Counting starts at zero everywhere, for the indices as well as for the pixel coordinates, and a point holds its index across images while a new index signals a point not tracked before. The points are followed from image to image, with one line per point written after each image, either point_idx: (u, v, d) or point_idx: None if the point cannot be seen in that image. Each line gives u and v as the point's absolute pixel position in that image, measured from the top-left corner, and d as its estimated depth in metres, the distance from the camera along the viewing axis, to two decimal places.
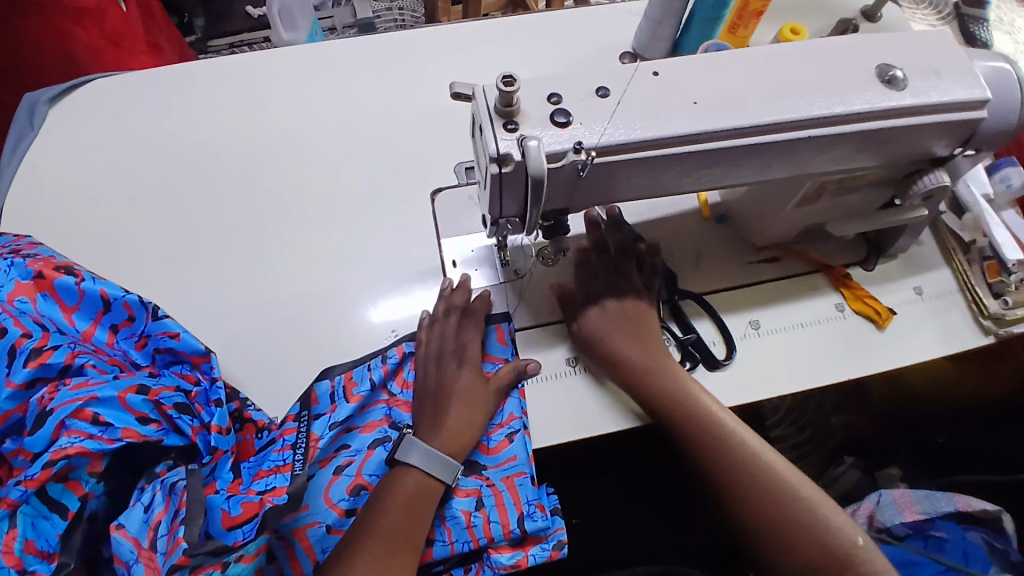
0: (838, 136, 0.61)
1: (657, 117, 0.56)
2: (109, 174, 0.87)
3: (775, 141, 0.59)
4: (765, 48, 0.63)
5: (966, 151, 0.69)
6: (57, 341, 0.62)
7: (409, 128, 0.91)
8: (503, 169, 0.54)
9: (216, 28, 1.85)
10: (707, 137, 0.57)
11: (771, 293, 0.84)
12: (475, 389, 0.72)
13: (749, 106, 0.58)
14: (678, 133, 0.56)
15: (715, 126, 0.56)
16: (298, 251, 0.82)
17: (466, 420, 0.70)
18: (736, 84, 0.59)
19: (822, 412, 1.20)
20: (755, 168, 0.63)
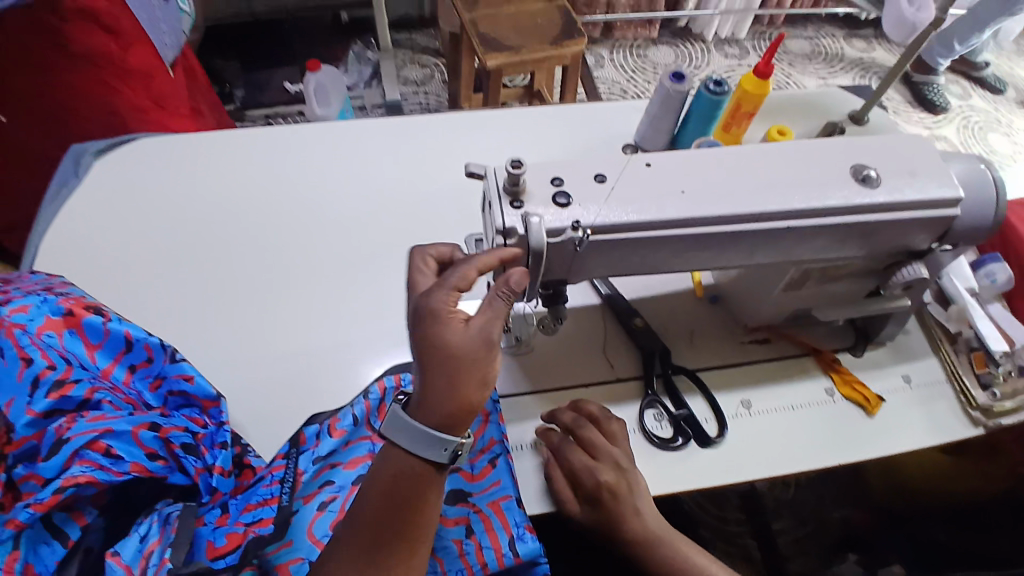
0: (817, 227, 0.66)
1: (650, 201, 0.61)
2: (141, 225, 0.93)
3: (759, 228, 0.65)
4: (750, 147, 0.70)
5: (944, 245, 0.74)
6: (79, 375, 0.64)
7: (425, 200, 0.98)
8: (507, 241, 0.60)
9: (254, 99, 2.00)
10: (694, 223, 0.62)
11: (762, 373, 0.87)
12: (463, 344, 0.54)
13: (734, 196, 0.64)
14: (669, 217, 0.61)
15: (703, 213, 0.62)
16: (312, 306, 0.87)
17: (459, 386, 0.53)
18: (722, 177, 0.65)
19: (823, 507, 1.24)
20: (741, 252, 0.68)
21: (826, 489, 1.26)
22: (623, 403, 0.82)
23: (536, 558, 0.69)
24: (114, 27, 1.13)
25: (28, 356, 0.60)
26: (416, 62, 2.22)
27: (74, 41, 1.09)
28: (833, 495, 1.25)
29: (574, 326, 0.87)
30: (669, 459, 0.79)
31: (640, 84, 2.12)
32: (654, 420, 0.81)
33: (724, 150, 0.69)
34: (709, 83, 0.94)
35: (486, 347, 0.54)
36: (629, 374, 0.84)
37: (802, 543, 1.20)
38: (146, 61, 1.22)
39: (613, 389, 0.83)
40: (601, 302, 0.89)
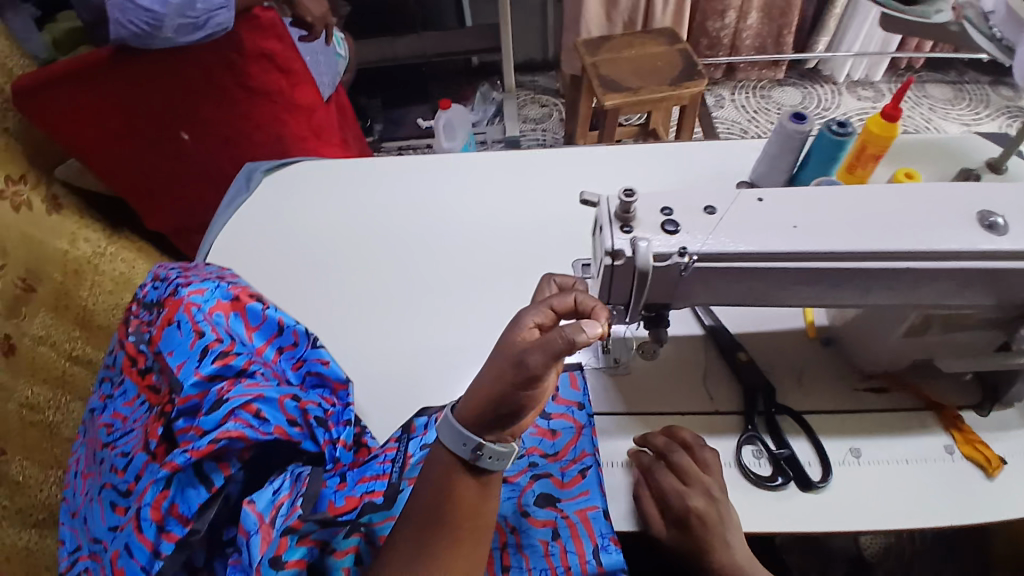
0: (934, 271, 0.65)
1: (757, 234, 0.64)
2: (297, 232, 1.09)
3: (872, 268, 0.65)
4: (869, 186, 0.70)
5: None
6: (239, 350, 0.79)
7: (537, 225, 1.06)
8: (615, 262, 0.64)
9: (392, 133, 2.23)
10: (804, 257, 0.63)
11: (875, 423, 0.83)
12: (505, 355, 0.60)
13: (847, 233, 0.64)
14: (776, 250, 0.63)
15: (811, 248, 0.63)
16: (431, 314, 0.97)
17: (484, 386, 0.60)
18: (833, 215, 0.66)
19: None
20: (850, 291, 0.68)
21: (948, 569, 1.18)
22: (719, 435, 0.82)
23: (619, 571, 0.73)
24: (286, 68, 1.36)
25: (199, 331, 0.78)
26: (537, 101, 2.36)
27: (256, 80, 1.33)
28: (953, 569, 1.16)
29: (676, 354, 0.89)
30: (765, 497, 0.77)
31: (760, 125, 2.10)
32: (752, 457, 0.80)
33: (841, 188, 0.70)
34: (832, 124, 0.95)
35: (512, 367, 0.58)
36: (728, 408, 0.84)
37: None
38: (310, 97, 1.44)
39: (711, 420, 0.83)
40: (704, 334, 0.90)
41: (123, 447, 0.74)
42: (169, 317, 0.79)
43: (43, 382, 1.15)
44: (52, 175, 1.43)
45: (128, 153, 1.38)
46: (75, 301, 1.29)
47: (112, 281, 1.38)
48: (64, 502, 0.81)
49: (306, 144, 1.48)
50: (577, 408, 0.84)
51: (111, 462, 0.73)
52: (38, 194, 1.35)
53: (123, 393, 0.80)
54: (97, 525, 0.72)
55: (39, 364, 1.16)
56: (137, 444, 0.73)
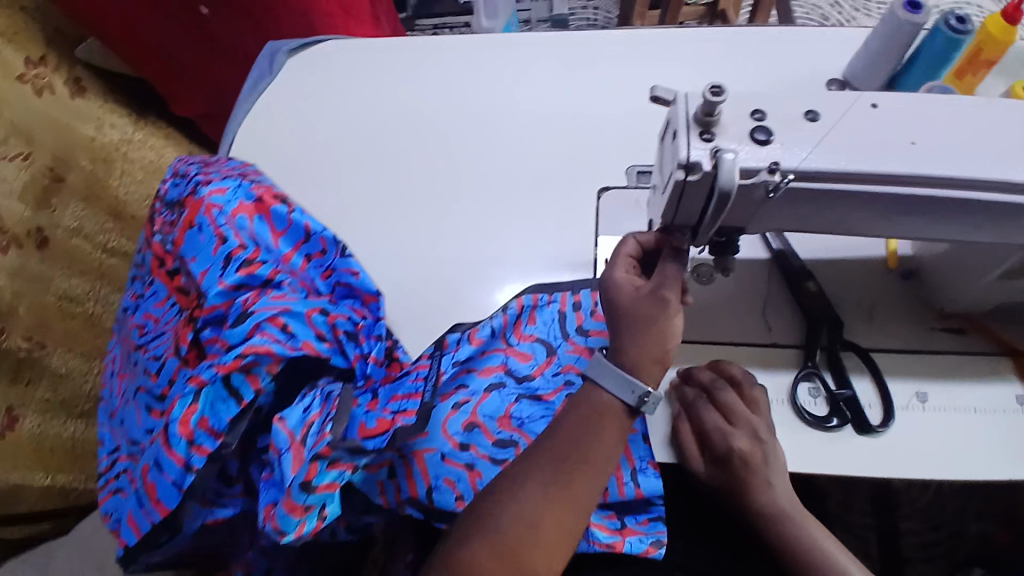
0: None
1: (867, 150, 0.52)
2: (323, 121, 1.00)
3: (998, 201, 0.53)
4: (1009, 98, 0.57)
5: None
6: (265, 257, 0.74)
7: (590, 124, 0.93)
8: (689, 177, 0.53)
9: (427, 9, 2.01)
10: (918, 183, 0.52)
11: (946, 367, 0.75)
12: (634, 303, 0.63)
13: (975, 157, 0.52)
14: (887, 172, 0.52)
15: (931, 170, 0.52)
16: (467, 220, 0.89)
17: (640, 342, 0.62)
18: (965, 133, 0.54)
19: (962, 517, 1.16)
20: (967, 225, 0.57)
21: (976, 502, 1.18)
22: (773, 370, 0.76)
23: (656, 497, 0.72)
24: None
25: (221, 236, 0.72)
26: None
27: None
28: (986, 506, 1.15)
29: (735, 280, 0.80)
30: (816, 438, 0.72)
31: (846, 10, 1.81)
32: (807, 395, 0.74)
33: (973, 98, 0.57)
34: (952, 18, 0.78)
35: (654, 304, 0.62)
36: (787, 342, 0.77)
37: (931, 548, 1.13)
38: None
39: (767, 354, 0.76)
40: (769, 259, 0.81)
41: (156, 350, 0.73)
42: (189, 219, 0.73)
43: (82, 274, 1.18)
44: (74, 57, 1.33)
45: (144, 24, 1.26)
46: (107, 191, 1.26)
47: (142, 169, 1.35)
48: (103, 401, 0.82)
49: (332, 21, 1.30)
50: None
51: (144, 365, 0.73)
52: (61, 76, 1.27)
53: (155, 294, 0.77)
54: (135, 427, 0.72)
55: (76, 255, 1.18)
56: (169, 348, 0.71)
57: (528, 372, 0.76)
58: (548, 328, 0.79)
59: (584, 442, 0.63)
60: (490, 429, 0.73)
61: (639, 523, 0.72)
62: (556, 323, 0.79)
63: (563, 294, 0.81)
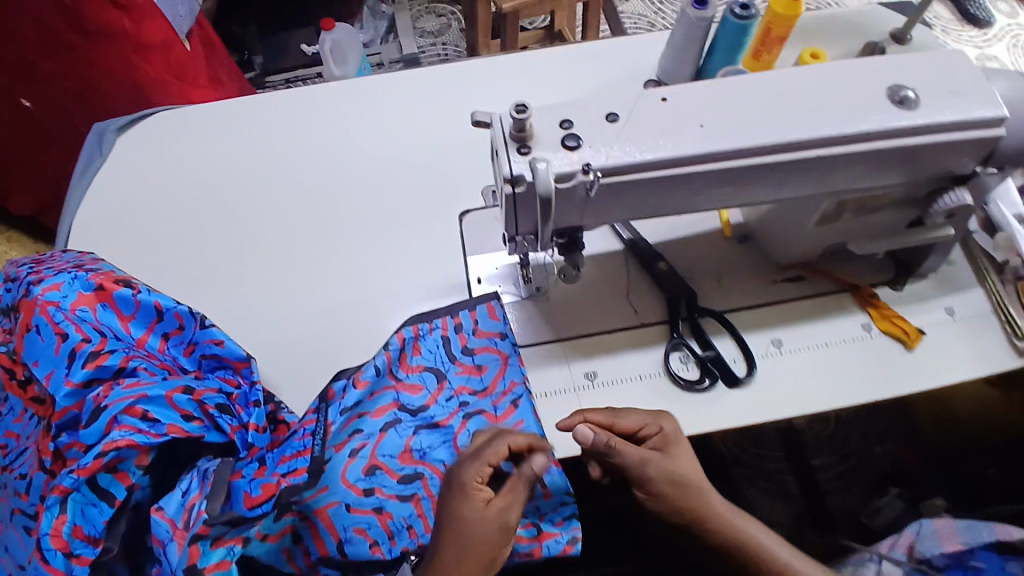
0: (846, 155, 0.63)
1: (665, 138, 0.59)
2: (171, 198, 0.96)
3: (785, 162, 0.62)
4: (777, 71, 0.66)
5: (989, 169, 0.70)
6: (114, 346, 0.69)
7: (444, 153, 0.97)
8: (517, 189, 0.58)
9: (274, 64, 2.00)
10: (715, 158, 0.59)
11: (793, 311, 0.84)
12: (480, 527, 0.61)
13: (759, 127, 0.60)
14: (686, 154, 0.59)
15: (722, 146, 0.59)
16: (339, 268, 0.89)
17: (463, 562, 0.59)
18: (745, 109, 0.61)
19: (866, 442, 1.30)
20: (769, 186, 0.65)
21: (870, 425, 1.31)
22: (648, 348, 0.82)
23: (563, 494, 0.74)
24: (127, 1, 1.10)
25: (62, 332, 0.67)
26: (432, 11, 2.14)
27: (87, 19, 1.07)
28: (877, 431, 1.30)
29: (595, 274, 0.86)
30: (699, 401, 0.78)
31: (667, 16, 2.00)
32: (679, 363, 0.81)
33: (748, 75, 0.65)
34: (736, 7, 0.89)
35: (499, 528, 0.61)
36: (652, 320, 0.83)
37: (842, 479, 1.27)
38: (164, 32, 1.20)
39: (637, 335, 0.82)
40: (623, 248, 0.88)
41: (21, 469, 0.66)
42: (25, 322, 0.68)
43: None
44: None
45: None
46: None
47: None
48: None
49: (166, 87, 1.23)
50: (500, 338, 0.80)
51: (13, 486, 0.66)
52: None
53: (11, 410, 0.71)
54: (19, 553, 0.62)
55: None
56: (32, 464, 0.65)
57: (421, 403, 0.78)
58: (434, 355, 0.80)
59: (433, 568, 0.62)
60: (392, 468, 0.73)
61: (554, 525, 0.75)
62: (441, 348, 0.80)
63: (442, 318, 0.81)
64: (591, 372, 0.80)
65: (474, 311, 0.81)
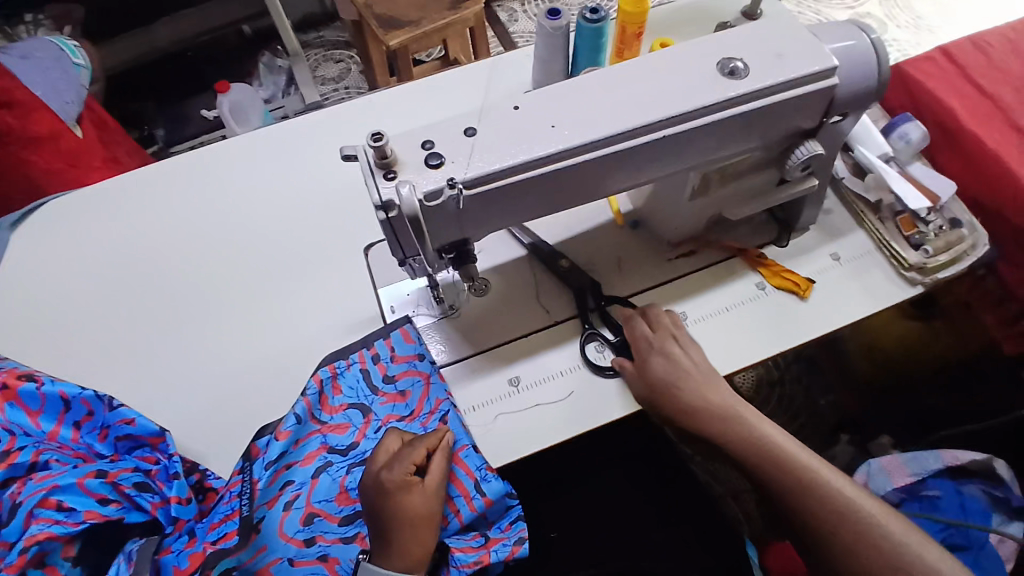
0: (695, 129, 0.68)
1: (521, 142, 0.62)
2: (71, 284, 0.93)
3: (644, 144, 0.66)
4: (622, 64, 0.71)
5: (833, 117, 0.77)
6: (23, 442, 0.67)
7: (341, 191, 0.98)
8: (390, 214, 0.59)
9: (177, 135, 1.95)
10: (575, 153, 0.63)
11: (694, 284, 0.89)
12: (423, 506, 0.69)
13: (609, 119, 0.65)
14: (543, 154, 0.62)
15: (577, 140, 0.63)
16: (252, 323, 0.88)
17: (416, 540, 0.68)
18: (592, 104, 0.66)
19: (811, 396, 1.34)
20: (632, 170, 0.69)
21: (813, 379, 1.35)
22: (566, 343, 0.84)
23: (505, 497, 0.76)
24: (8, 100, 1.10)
25: None
26: (330, 58, 2.15)
27: None
28: (823, 380, 1.34)
29: (504, 282, 0.88)
30: (621, 383, 0.81)
31: None
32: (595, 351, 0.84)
33: (596, 72, 0.70)
34: (587, 13, 0.95)
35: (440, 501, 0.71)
36: (564, 315, 0.86)
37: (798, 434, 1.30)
38: (49, 126, 1.17)
39: (553, 332, 0.85)
40: (527, 252, 0.90)
41: None
42: None
43: None
44: None
45: None
46: None
47: None
48: None
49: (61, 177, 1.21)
50: (418, 360, 0.81)
51: None
52: None
53: None
54: None
55: None
56: None
57: (350, 441, 0.77)
58: (356, 391, 0.80)
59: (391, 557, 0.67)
60: (330, 511, 0.73)
61: (501, 530, 0.76)
62: (362, 382, 0.80)
63: (358, 352, 0.81)
64: (514, 378, 0.82)
65: (388, 339, 0.82)
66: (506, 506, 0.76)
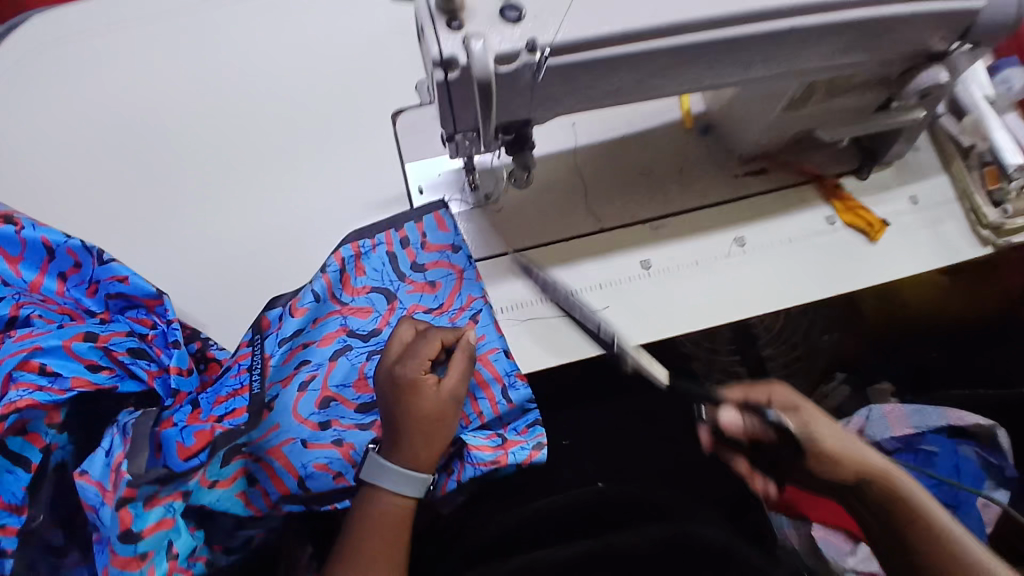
0: (826, 26, 0.55)
1: (619, 8, 0.49)
2: (49, 115, 0.81)
3: (763, 35, 0.53)
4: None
5: (964, 46, 0.63)
6: (0, 294, 0.61)
7: (368, 40, 0.83)
8: (450, 75, 0.48)
9: None
10: (680, 31, 0.50)
11: (760, 207, 0.80)
12: (437, 407, 0.64)
13: None
14: (644, 27, 0.49)
15: (688, 15, 0.50)
16: (258, 186, 0.77)
17: (429, 440, 0.63)
18: None
19: (813, 333, 1.15)
20: (739, 66, 0.56)
21: (819, 312, 1.14)
22: (611, 254, 0.76)
23: (527, 403, 0.71)
24: None
25: None
26: None
27: None
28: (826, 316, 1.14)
29: (550, 177, 0.78)
30: (659, 307, 0.74)
31: None
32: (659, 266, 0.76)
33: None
34: None
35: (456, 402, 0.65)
36: (613, 223, 0.77)
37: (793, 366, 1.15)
38: None
39: (600, 239, 0.77)
40: (576, 146, 0.79)
41: None
42: None
43: None
44: None
45: None
46: None
47: None
48: None
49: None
50: (452, 251, 0.74)
51: None
52: None
53: None
54: None
55: None
56: None
57: (373, 326, 0.71)
58: (381, 274, 0.72)
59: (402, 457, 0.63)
60: (347, 397, 0.68)
61: (518, 433, 0.71)
62: (388, 266, 0.73)
63: (386, 233, 0.73)
64: (548, 284, 0.74)
65: (420, 222, 0.73)
66: (526, 412, 0.72)
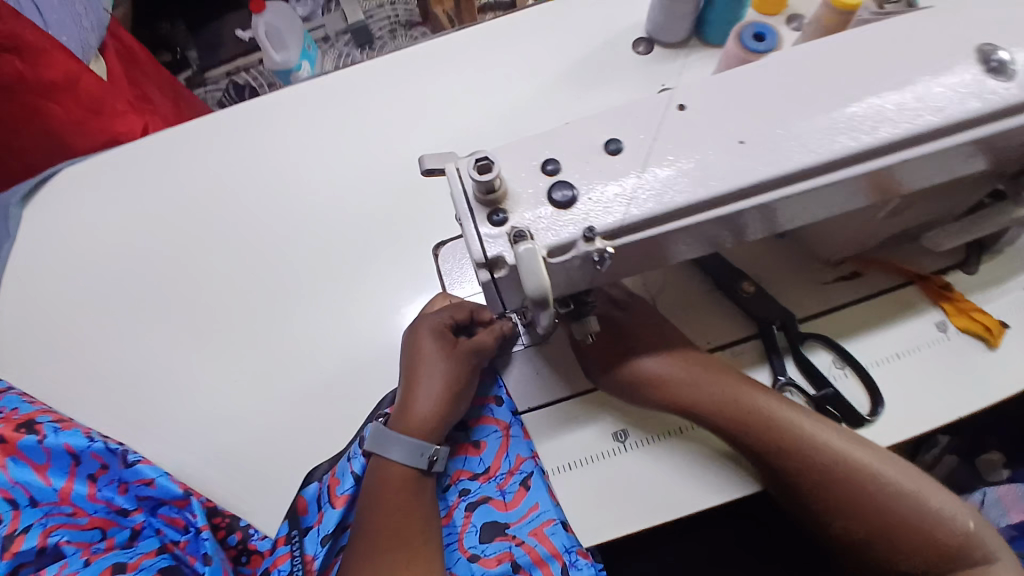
0: (939, 153, 0.44)
1: (684, 172, 0.41)
2: (97, 280, 0.82)
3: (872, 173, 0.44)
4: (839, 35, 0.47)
5: None
6: (27, 521, 0.56)
7: (404, 178, 0.83)
8: (497, 273, 0.41)
9: (213, 58, 1.59)
10: (767, 188, 0.42)
11: (858, 318, 0.69)
12: (448, 361, 0.64)
13: (809, 135, 0.42)
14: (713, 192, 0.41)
15: (764, 171, 0.42)
16: (302, 339, 0.76)
17: (434, 398, 0.62)
18: (783, 106, 0.43)
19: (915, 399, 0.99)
20: (824, 207, 0.47)
21: None
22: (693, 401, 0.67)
23: None
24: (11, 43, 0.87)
25: None
26: None
27: None
28: None
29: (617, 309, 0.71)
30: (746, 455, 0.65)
31: None
32: None
33: (800, 47, 0.47)
34: None
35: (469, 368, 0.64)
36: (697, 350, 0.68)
37: None
38: (69, 66, 0.95)
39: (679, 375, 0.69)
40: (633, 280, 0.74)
41: None
42: None
43: None
44: None
45: None
46: None
47: None
48: None
49: (86, 131, 1.02)
50: (496, 404, 0.70)
51: None
52: None
53: None
54: None
55: None
56: None
57: None
58: None
59: (408, 408, 0.62)
60: None
61: None
62: None
63: None
64: (619, 432, 0.67)
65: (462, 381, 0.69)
66: None
